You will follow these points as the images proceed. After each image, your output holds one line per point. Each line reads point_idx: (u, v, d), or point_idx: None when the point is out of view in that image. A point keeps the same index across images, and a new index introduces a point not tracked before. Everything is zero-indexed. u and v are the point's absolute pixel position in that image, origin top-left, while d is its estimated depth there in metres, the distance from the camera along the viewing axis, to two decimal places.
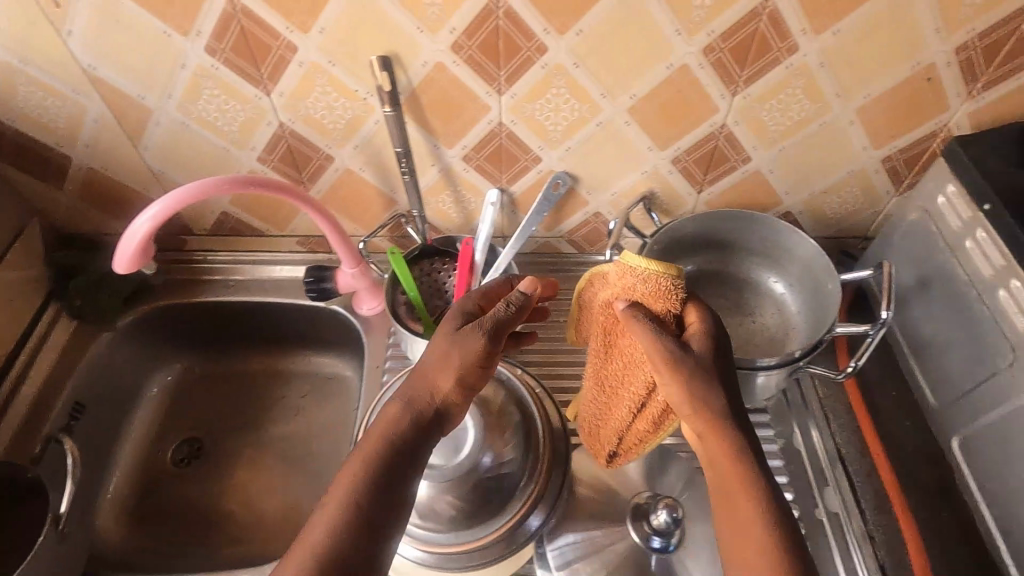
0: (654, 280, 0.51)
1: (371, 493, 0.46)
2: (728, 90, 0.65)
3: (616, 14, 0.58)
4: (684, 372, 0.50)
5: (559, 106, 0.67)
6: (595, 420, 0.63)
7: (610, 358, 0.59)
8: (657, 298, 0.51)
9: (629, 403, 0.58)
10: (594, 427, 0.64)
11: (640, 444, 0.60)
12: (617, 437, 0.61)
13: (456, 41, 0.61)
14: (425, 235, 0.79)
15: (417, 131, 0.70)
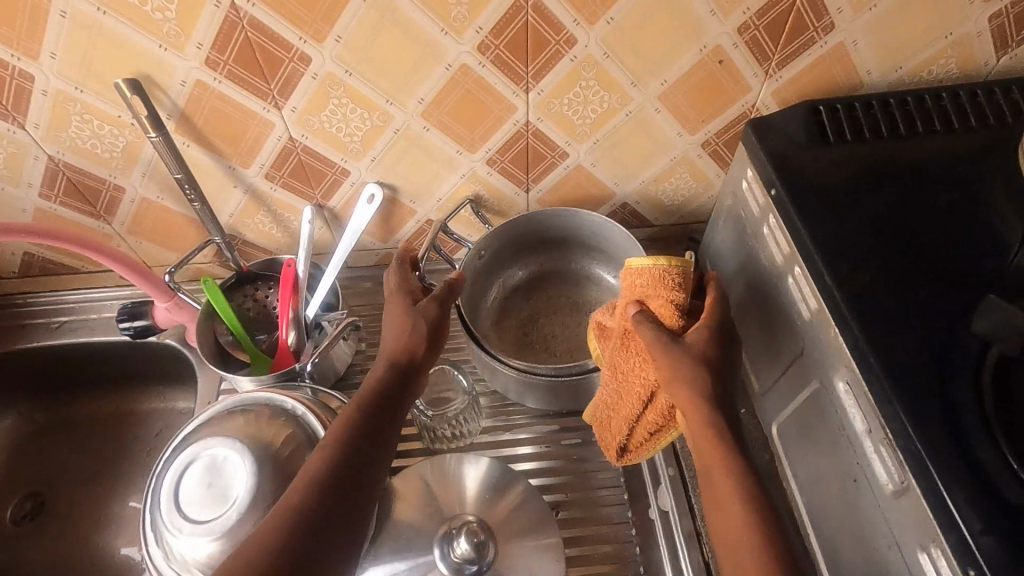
0: (657, 274, 0.53)
1: (315, 505, 0.45)
2: (518, 88, 0.62)
3: (371, 17, 0.54)
4: (677, 359, 0.51)
5: (345, 116, 0.63)
6: (607, 411, 0.62)
7: (621, 351, 0.58)
8: (666, 294, 0.53)
9: (638, 397, 0.57)
10: (605, 418, 0.63)
11: (656, 435, 0.59)
12: (627, 430, 0.60)
13: (208, 56, 0.56)
14: (239, 262, 0.74)
15: (201, 153, 0.65)
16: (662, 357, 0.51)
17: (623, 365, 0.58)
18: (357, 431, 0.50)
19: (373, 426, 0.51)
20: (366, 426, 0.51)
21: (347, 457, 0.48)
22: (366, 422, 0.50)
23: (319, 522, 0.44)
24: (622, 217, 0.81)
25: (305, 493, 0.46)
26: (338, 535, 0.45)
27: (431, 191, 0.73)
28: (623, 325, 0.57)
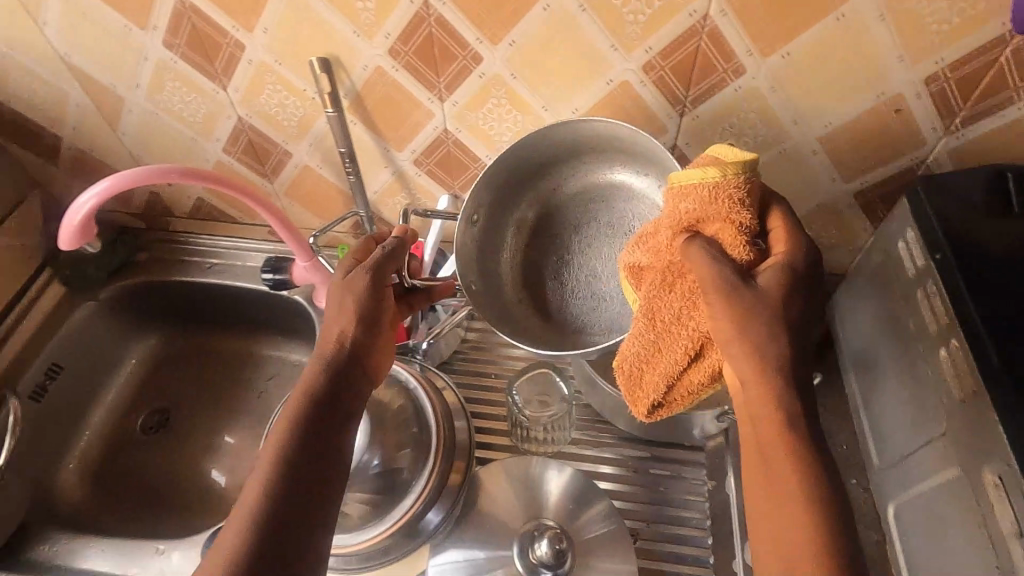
0: (724, 181, 0.47)
1: (273, 513, 0.46)
2: (673, 109, 0.62)
3: (548, 26, 0.57)
4: (748, 298, 0.46)
5: (500, 116, 0.66)
6: (632, 365, 0.53)
7: (662, 290, 0.51)
8: (734, 214, 0.47)
9: (683, 344, 0.50)
10: (632, 372, 0.53)
11: (693, 392, 0.52)
12: (665, 385, 0.52)
13: (394, 48, 0.61)
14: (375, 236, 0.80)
15: (364, 132, 0.71)
16: (715, 285, 0.46)
17: (660, 312, 0.51)
18: (305, 439, 0.50)
19: (315, 424, 0.51)
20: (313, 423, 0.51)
21: (296, 457, 0.49)
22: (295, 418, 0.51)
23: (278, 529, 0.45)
24: None
25: (263, 502, 0.46)
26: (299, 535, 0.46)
27: None
28: (667, 251, 0.50)
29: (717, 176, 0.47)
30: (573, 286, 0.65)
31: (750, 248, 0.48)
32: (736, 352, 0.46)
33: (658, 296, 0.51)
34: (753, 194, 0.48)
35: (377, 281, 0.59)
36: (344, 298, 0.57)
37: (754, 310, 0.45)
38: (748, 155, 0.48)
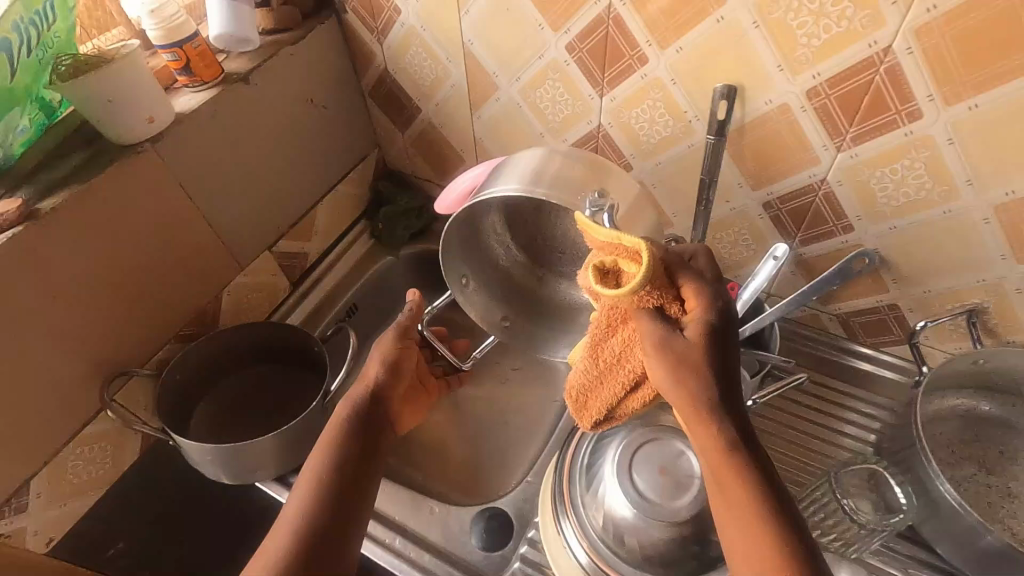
0: (628, 294, 0.46)
1: (330, 504, 0.52)
2: (831, 142, 0.60)
3: (721, 39, 0.58)
4: (680, 348, 0.47)
5: (653, 119, 0.68)
6: (582, 394, 0.55)
7: (603, 334, 0.51)
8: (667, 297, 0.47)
9: (622, 381, 0.52)
10: (579, 399, 0.56)
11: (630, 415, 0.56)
12: (614, 410, 0.55)
13: (570, 42, 0.67)
14: None
15: (527, 113, 0.77)
16: (654, 345, 0.48)
17: (603, 347, 0.52)
18: (344, 454, 0.56)
19: (355, 439, 0.57)
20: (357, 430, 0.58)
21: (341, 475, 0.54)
22: (348, 424, 0.58)
23: (338, 504, 0.52)
24: (884, 321, 0.73)
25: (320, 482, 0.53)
26: (342, 533, 0.51)
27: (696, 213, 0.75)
28: (603, 311, 0.50)
29: (637, 280, 0.45)
30: (551, 266, 0.65)
31: (656, 317, 0.48)
32: (715, 419, 0.46)
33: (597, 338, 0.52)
34: (660, 270, 0.47)
35: (403, 331, 0.69)
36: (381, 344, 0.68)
37: (702, 371, 0.46)
38: (632, 238, 0.45)
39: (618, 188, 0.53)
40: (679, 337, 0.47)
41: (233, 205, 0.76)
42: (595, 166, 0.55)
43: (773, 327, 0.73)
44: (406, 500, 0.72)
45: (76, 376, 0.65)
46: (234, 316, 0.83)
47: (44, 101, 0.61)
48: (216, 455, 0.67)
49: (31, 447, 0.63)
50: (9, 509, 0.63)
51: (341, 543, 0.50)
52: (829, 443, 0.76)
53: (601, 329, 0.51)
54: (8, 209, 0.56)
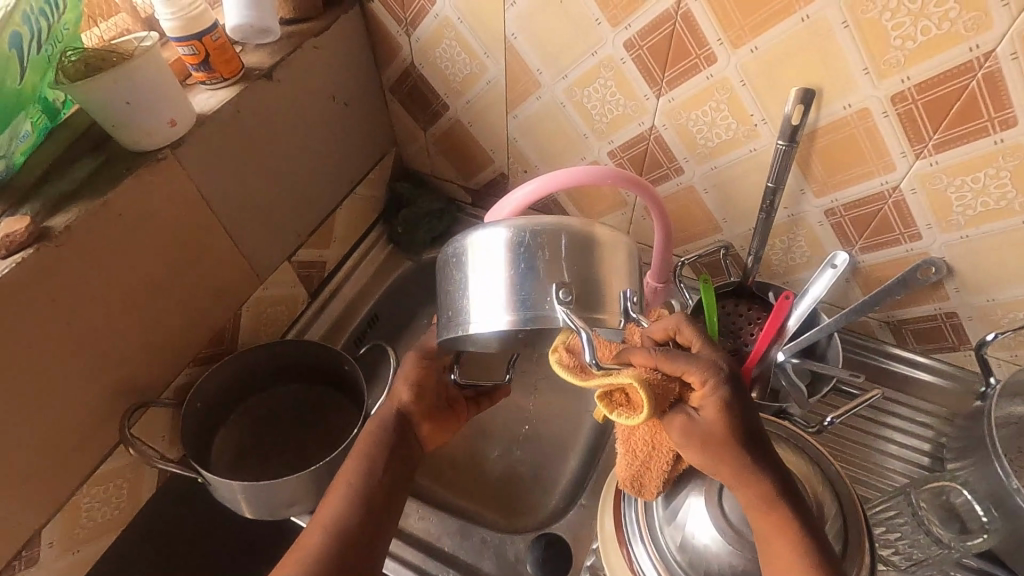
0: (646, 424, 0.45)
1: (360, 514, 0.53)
2: (911, 149, 0.57)
3: (801, 39, 0.55)
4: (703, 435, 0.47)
5: (715, 122, 0.65)
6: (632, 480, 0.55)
7: None
8: (671, 388, 0.46)
9: (663, 464, 0.53)
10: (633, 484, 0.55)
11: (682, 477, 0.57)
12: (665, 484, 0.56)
13: (630, 38, 0.62)
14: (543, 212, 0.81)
15: (571, 112, 0.73)
16: (681, 438, 0.47)
17: (635, 442, 0.54)
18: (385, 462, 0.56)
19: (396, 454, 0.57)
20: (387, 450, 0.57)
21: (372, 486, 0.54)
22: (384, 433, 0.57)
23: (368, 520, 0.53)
24: (940, 329, 0.69)
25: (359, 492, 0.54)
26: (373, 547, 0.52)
27: (751, 219, 0.71)
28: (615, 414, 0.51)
29: (640, 416, 0.44)
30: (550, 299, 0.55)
31: (671, 414, 0.47)
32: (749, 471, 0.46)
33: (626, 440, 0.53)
34: (656, 382, 0.45)
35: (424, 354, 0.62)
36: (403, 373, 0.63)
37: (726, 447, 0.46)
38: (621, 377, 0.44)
39: (621, 267, 0.52)
40: (696, 422, 0.46)
41: (254, 214, 0.69)
42: (586, 248, 0.51)
43: (831, 338, 0.70)
44: (453, 529, 0.68)
45: (91, 412, 0.58)
46: (253, 334, 0.76)
47: (48, 102, 0.53)
48: (249, 490, 0.61)
49: (43, 493, 0.56)
50: (20, 561, 0.57)
51: (375, 549, 0.52)
52: (879, 454, 0.71)
53: None
54: (14, 230, 0.48)
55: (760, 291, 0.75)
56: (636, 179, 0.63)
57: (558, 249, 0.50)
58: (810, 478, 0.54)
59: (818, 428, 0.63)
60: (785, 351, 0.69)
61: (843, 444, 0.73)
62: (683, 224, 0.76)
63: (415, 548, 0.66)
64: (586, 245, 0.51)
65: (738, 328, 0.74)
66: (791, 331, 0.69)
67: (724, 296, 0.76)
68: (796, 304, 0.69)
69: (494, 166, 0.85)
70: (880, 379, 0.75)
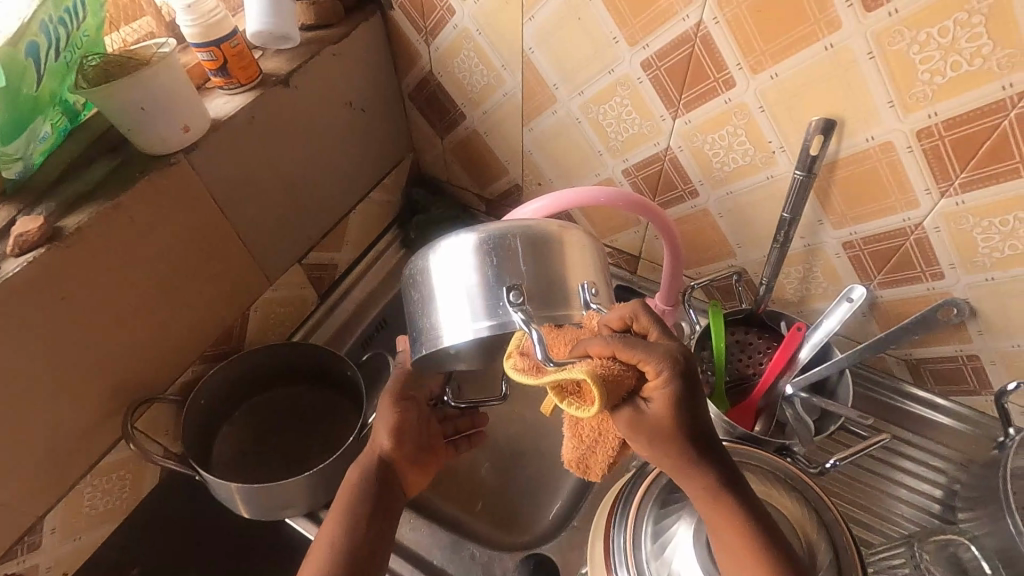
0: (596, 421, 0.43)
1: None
2: (936, 186, 0.55)
3: (824, 67, 0.53)
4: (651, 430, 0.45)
5: (732, 147, 0.63)
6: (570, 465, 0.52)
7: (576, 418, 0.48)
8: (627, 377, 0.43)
9: (603, 454, 0.50)
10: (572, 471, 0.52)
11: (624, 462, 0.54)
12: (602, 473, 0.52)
13: (648, 58, 0.61)
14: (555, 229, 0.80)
15: (586, 128, 0.71)
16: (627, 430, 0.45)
17: (582, 426, 0.49)
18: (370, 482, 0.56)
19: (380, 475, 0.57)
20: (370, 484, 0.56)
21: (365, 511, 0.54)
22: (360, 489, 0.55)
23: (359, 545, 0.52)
24: (959, 370, 0.66)
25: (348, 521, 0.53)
26: None
27: (765, 246, 0.69)
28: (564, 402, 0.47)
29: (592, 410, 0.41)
30: None
31: (622, 406, 0.45)
32: (696, 468, 0.46)
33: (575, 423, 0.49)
34: (614, 377, 0.42)
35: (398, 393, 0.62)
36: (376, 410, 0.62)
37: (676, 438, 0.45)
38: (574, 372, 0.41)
39: (580, 261, 0.52)
40: (646, 414, 0.44)
41: (265, 218, 0.70)
42: (542, 247, 0.50)
43: (842, 375, 0.68)
44: (444, 542, 0.68)
45: (97, 406, 0.59)
46: (261, 334, 0.77)
47: (68, 104, 0.55)
48: (244, 492, 0.62)
49: (47, 482, 0.58)
50: (23, 546, 0.59)
51: None
52: (889, 499, 0.68)
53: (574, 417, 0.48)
54: (28, 229, 0.50)
55: (771, 320, 0.72)
56: (647, 205, 0.63)
57: (514, 253, 0.50)
58: (803, 523, 0.52)
59: (820, 470, 0.61)
60: (794, 385, 0.67)
61: (849, 484, 0.70)
62: (696, 246, 0.75)
63: (405, 558, 0.66)
64: (543, 242, 0.50)
65: (746, 358, 0.72)
66: (802, 363, 0.68)
67: (734, 323, 0.74)
68: (808, 336, 0.67)
69: (508, 177, 0.85)
70: (894, 418, 0.72)
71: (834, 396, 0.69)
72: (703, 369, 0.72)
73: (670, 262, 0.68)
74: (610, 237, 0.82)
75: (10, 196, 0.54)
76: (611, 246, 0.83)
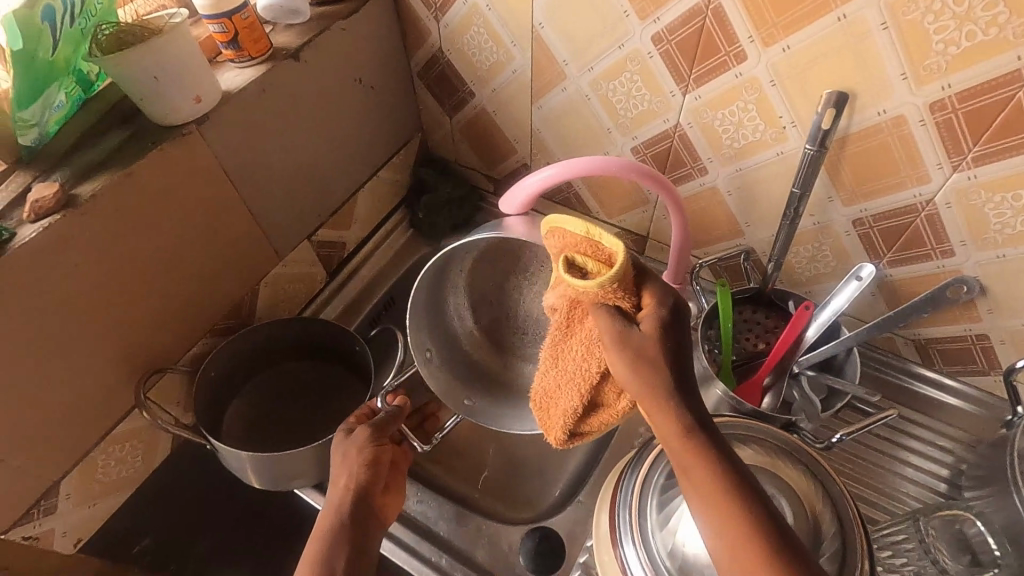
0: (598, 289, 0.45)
1: None
2: (948, 161, 0.54)
3: (837, 39, 0.52)
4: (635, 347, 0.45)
5: (742, 123, 0.63)
6: (543, 399, 0.56)
7: (565, 336, 0.52)
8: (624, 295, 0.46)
9: (581, 384, 0.52)
10: (545, 405, 0.56)
11: (599, 428, 0.54)
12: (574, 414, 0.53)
13: (658, 32, 0.61)
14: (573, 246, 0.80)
15: (596, 105, 0.71)
16: (614, 346, 0.45)
17: (563, 350, 0.52)
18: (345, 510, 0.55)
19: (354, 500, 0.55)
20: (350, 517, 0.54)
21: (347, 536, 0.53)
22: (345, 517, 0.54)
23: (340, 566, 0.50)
24: (968, 350, 0.66)
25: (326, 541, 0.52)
26: None
27: (775, 224, 0.69)
28: (561, 313, 0.50)
29: (598, 278, 0.45)
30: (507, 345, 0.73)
31: (614, 316, 0.46)
32: (667, 401, 0.43)
33: (562, 340, 0.52)
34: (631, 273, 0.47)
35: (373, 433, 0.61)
36: (344, 454, 0.59)
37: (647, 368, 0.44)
38: (609, 237, 0.46)
39: None
40: (635, 333, 0.45)
41: (275, 193, 0.71)
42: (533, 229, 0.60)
43: (850, 353, 0.68)
44: (450, 514, 0.69)
45: (110, 374, 0.60)
46: (271, 309, 0.78)
47: (82, 74, 0.55)
48: (255, 461, 0.63)
49: (63, 448, 0.59)
50: (39, 510, 0.60)
51: None
52: (893, 476, 0.69)
53: (564, 332, 0.51)
54: (45, 194, 0.51)
55: (779, 299, 0.72)
56: (656, 175, 0.62)
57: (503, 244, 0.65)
58: (810, 495, 0.52)
59: (826, 445, 0.61)
60: (801, 363, 0.68)
61: (855, 463, 0.70)
62: (704, 225, 0.75)
63: (410, 528, 0.67)
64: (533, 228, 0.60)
65: (753, 337, 0.72)
66: (809, 342, 0.68)
67: (741, 302, 0.74)
68: (816, 315, 0.67)
69: (517, 156, 0.85)
70: (902, 399, 0.72)
71: (841, 374, 0.69)
72: (709, 346, 0.72)
73: (678, 237, 0.64)
74: (618, 216, 0.82)
75: (26, 164, 0.54)
76: (619, 226, 0.83)
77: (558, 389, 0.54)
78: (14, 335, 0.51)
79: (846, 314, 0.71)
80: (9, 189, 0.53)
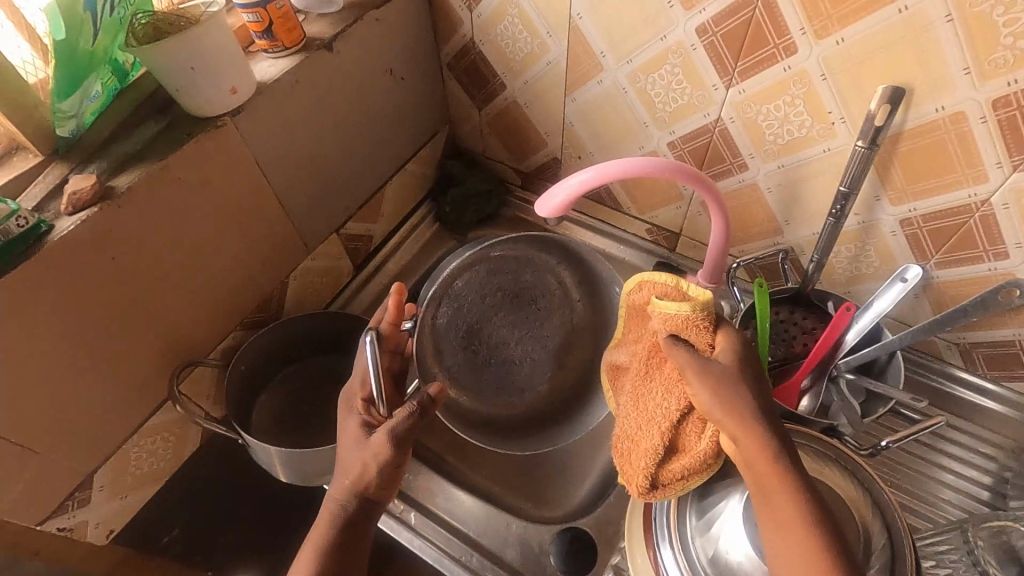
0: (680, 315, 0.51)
1: None
2: (1008, 160, 0.52)
3: (895, 32, 0.50)
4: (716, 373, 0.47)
5: (787, 118, 0.61)
6: (626, 441, 0.57)
7: (648, 377, 0.56)
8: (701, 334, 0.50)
9: (660, 425, 0.54)
10: (626, 450, 0.57)
11: (682, 485, 0.52)
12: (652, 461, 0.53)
13: (703, 23, 0.59)
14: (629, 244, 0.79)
15: (632, 99, 0.69)
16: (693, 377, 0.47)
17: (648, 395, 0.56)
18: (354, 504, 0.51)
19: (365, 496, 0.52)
20: (357, 511, 0.51)
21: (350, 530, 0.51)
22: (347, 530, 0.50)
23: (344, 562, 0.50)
24: (1015, 356, 0.64)
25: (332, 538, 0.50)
26: None
27: (817, 222, 0.67)
28: (645, 350, 0.56)
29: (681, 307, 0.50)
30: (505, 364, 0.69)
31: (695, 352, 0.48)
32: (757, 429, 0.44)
33: (648, 380, 0.56)
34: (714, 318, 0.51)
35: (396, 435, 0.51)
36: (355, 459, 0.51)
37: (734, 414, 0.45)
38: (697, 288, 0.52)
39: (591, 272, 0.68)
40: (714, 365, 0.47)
41: (305, 185, 0.70)
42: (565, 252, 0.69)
43: (893, 357, 0.65)
44: (479, 513, 0.68)
45: (143, 367, 0.60)
46: (299, 303, 0.77)
47: (118, 64, 0.54)
48: (284, 456, 0.62)
49: (97, 441, 0.59)
50: (73, 502, 0.60)
51: None
52: (931, 482, 0.67)
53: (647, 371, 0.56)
54: (82, 186, 0.50)
55: (819, 299, 0.71)
56: (695, 173, 0.60)
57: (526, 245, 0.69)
58: (857, 502, 0.51)
59: (871, 451, 0.59)
60: (842, 366, 0.66)
61: (893, 469, 0.68)
62: (741, 222, 0.73)
63: (438, 527, 0.66)
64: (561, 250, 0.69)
65: (792, 337, 0.71)
66: (848, 345, 0.66)
67: (779, 303, 0.72)
68: (857, 317, 0.65)
69: (547, 150, 0.83)
70: (941, 404, 0.70)
71: (882, 377, 0.67)
72: None
73: (717, 233, 0.65)
74: (650, 212, 0.80)
75: (61, 155, 0.54)
76: (651, 222, 0.81)
77: (640, 432, 0.56)
78: (51, 328, 0.51)
79: (888, 317, 0.70)
80: (45, 181, 0.52)
